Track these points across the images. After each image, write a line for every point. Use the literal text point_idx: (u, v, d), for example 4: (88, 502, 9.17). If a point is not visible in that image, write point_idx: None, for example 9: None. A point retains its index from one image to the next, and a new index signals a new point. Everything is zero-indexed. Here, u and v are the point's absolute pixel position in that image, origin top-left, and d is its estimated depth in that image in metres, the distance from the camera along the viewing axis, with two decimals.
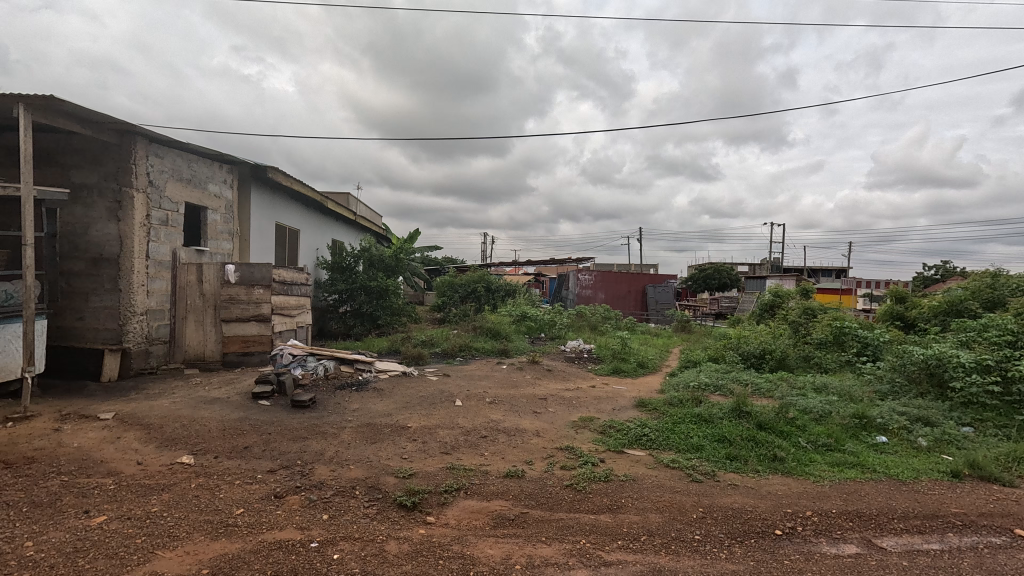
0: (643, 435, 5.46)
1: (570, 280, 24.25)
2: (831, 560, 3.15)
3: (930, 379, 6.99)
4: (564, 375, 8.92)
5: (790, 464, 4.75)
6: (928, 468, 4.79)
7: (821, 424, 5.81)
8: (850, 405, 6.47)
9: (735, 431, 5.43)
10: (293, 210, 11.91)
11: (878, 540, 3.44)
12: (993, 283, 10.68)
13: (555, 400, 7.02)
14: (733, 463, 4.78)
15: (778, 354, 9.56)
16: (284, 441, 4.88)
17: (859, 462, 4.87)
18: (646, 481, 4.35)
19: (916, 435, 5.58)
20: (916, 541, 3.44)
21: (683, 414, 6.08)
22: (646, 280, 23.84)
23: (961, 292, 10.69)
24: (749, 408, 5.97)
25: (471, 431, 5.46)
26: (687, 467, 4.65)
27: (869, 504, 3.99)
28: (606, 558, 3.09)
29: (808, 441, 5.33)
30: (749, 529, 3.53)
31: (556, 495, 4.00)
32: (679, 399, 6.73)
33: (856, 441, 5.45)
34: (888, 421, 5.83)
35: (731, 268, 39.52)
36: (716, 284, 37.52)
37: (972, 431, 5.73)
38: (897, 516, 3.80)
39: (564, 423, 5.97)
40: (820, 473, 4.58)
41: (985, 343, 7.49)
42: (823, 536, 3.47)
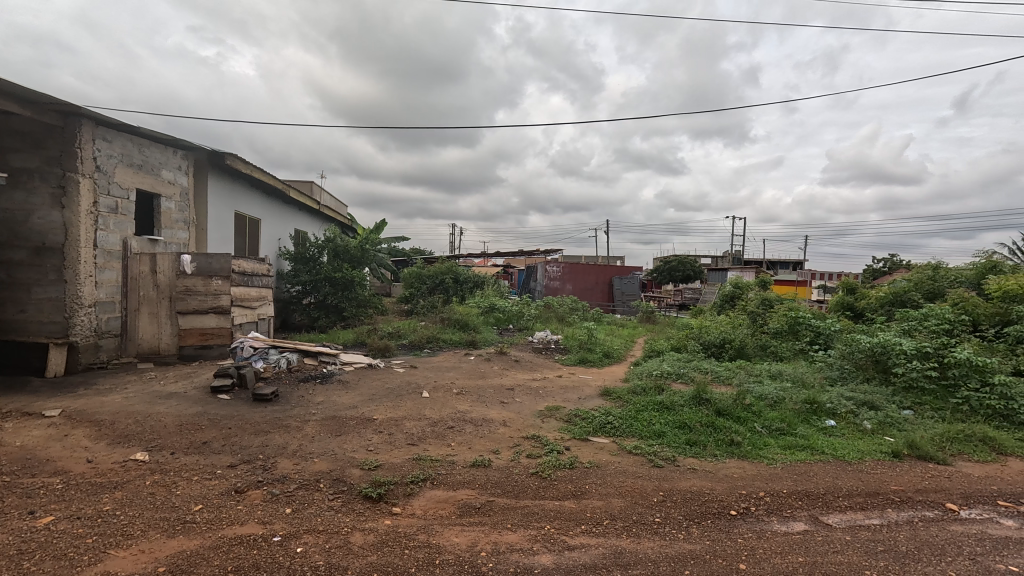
0: (607, 423, 5.58)
1: (538, 272, 24.51)
2: (781, 537, 3.33)
3: (876, 365, 7.41)
4: (532, 365, 9.00)
5: (746, 448, 4.96)
6: (871, 449, 5.08)
7: (776, 410, 6.07)
8: (802, 390, 6.79)
9: (695, 418, 5.62)
10: (253, 198, 11.52)
11: (823, 517, 3.65)
12: (934, 274, 11.31)
13: (522, 390, 7.09)
14: (692, 448, 4.96)
15: (736, 343, 9.90)
16: (245, 435, 4.76)
17: (810, 445, 5.13)
18: (610, 468, 4.46)
19: (862, 418, 5.90)
20: (859, 517, 3.66)
21: (645, 402, 6.25)
22: (613, 272, 24.09)
23: (905, 284, 11.34)
24: (708, 395, 6.18)
25: (438, 422, 5.46)
26: (649, 453, 4.80)
27: (817, 484, 4.22)
28: (569, 543, 3.17)
29: (763, 426, 5.57)
30: (705, 510, 3.69)
31: (521, 483, 4.06)
32: (643, 387, 6.92)
33: (807, 425, 5.73)
34: (837, 406, 6.14)
35: (695, 260, 40.54)
36: (681, 276, 38.62)
37: (913, 414, 6.11)
38: (842, 494, 4.03)
39: (530, 413, 6.04)
40: (773, 456, 4.80)
41: (926, 331, 7.99)
42: (774, 515, 3.65)
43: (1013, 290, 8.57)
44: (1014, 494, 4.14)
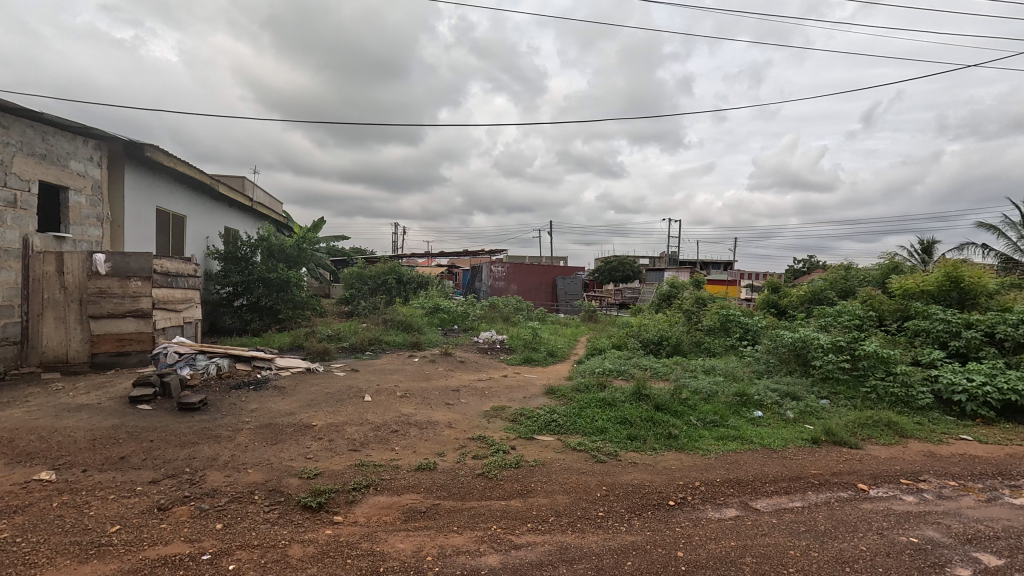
0: (552, 420, 5.67)
1: (482, 272, 24.50)
2: (715, 524, 3.51)
3: (797, 359, 7.98)
4: (476, 366, 8.97)
5: (683, 440, 5.19)
6: (794, 437, 5.47)
7: (709, 403, 6.39)
8: (733, 384, 7.21)
9: (635, 413, 5.82)
10: (177, 193, 10.76)
11: (752, 503, 3.88)
12: (846, 274, 12.34)
13: (467, 391, 7.06)
14: (633, 442, 5.13)
15: (673, 340, 10.36)
16: (169, 448, 4.43)
17: (740, 435, 5.44)
18: (555, 465, 4.53)
19: (786, 408, 6.34)
20: (784, 500, 3.93)
21: (588, 399, 6.40)
22: (557, 272, 24.53)
23: (822, 283, 12.30)
24: (648, 390, 6.42)
25: (382, 426, 5.33)
26: (592, 448, 4.92)
27: (746, 471, 4.48)
28: (515, 542, 3.19)
29: (698, 419, 5.85)
30: (645, 502, 3.82)
31: (467, 485, 4.04)
32: (586, 384, 7.08)
33: (737, 416, 6.08)
34: (763, 398, 6.56)
35: (634, 260, 41.98)
36: (621, 276, 39.85)
37: (829, 403, 6.63)
38: (769, 480, 4.31)
39: (475, 414, 6.03)
40: (707, 447, 5.05)
41: (839, 326, 8.70)
42: (709, 503, 3.85)
43: (911, 288, 9.51)
44: (913, 473, 4.59)
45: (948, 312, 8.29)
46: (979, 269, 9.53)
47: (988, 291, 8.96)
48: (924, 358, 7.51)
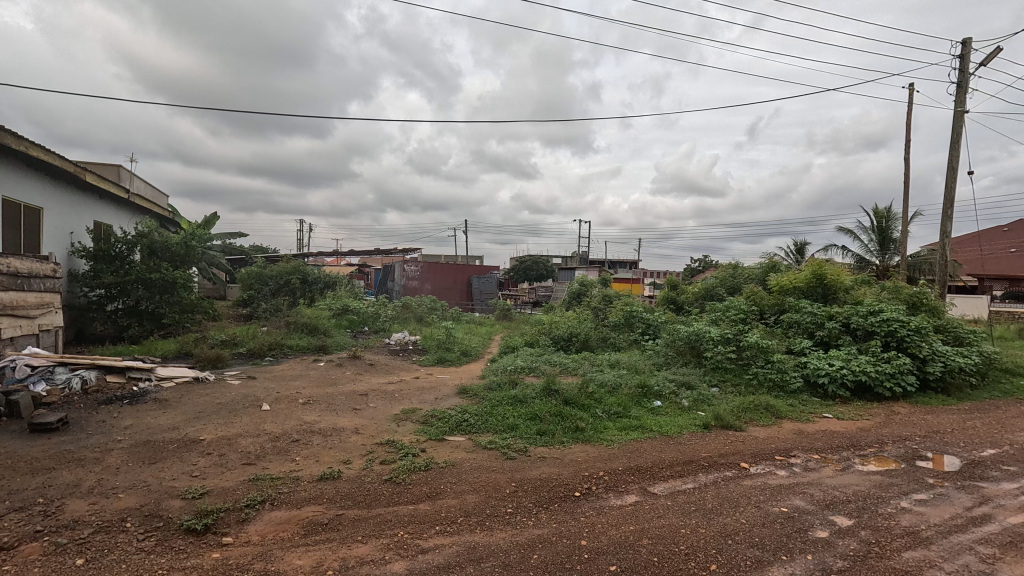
0: (464, 420, 5.65)
1: (394, 272, 23.81)
2: (617, 510, 3.69)
3: (691, 351, 8.63)
4: (387, 368, 8.71)
5: (589, 432, 5.42)
6: (688, 423, 5.91)
7: (614, 395, 6.73)
8: (635, 376, 7.64)
9: (544, 408, 5.97)
10: (30, 182, 9.33)
11: (650, 488, 4.13)
12: (734, 272, 13.57)
13: (376, 395, 6.84)
14: (542, 437, 5.26)
15: (582, 336, 10.80)
16: (17, 477, 3.82)
17: (641, 424, 5.79)
18: (465, 465, 4.52)
19: (681, 397, 6.84)
20: (678, 483, 4.22)
21: (500, 397, 6.47)
22: (471, 272, 24.56)
23: (713, 281, 13.42)
24: (557, 386, 6.62)
25: (281, 436, 5.00)
26: (502, 446, 4.97)
27: (646, 459, 4.77)
28: (423, 546, 3.14)
29: (603, 411, 6.14)
30: (552, 495, 3.93)
31: (374, 491, 3.90)
32: (498, 383, 7.15)
33: (639, 407, 6.46)
34: (662, 388, 7.02)
35: (547, 260, 43.13)
36: (535, 275, 40.72)
37: (718, 391, 7.26)
38: (665, 465, 4.62)
39: (384, 418, 5.85)
40: (611, 437, 5.31)
41: (727, 320, 9.55)
42: (612, 491, 4.04)
43: (785, 285, 10.67)
44: (786, 449, 5.16)
45: (815, 306, 9.41)
46: (838, 267, 10.92)
47: (845, 287, 10.29)
48: (795, 347, 8.47)
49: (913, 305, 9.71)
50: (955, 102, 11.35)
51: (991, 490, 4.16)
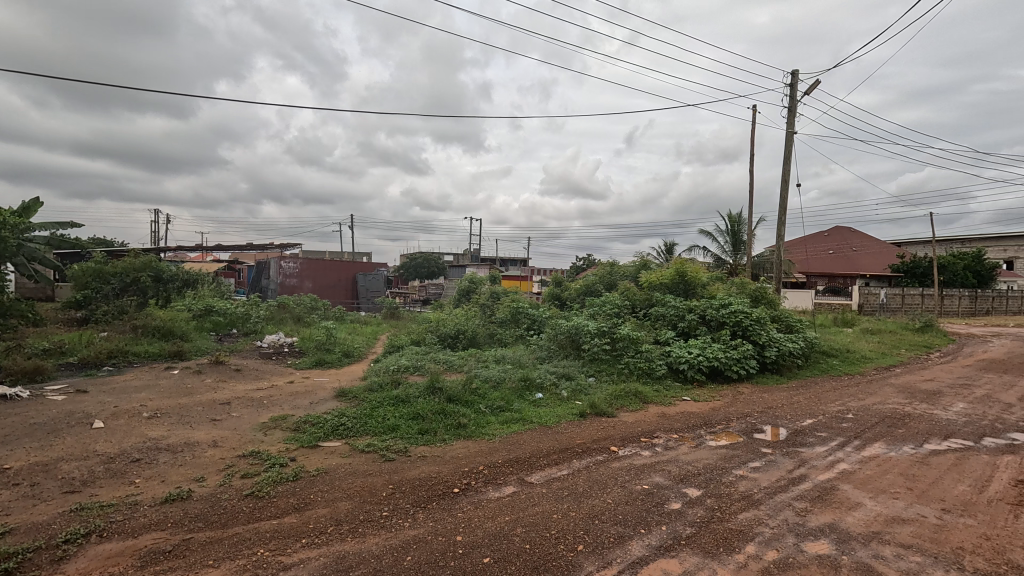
0: (341, 424, 5.38)
1: (270, 269, 21.79)
2: (494, 503, 3.74)
3: (571, 344, 9.09)
4: (256, 374, 8.00)
5: (471, 428, 5.45)
6: (566, 413, 6.22)
7: (497, 390, 6.85)
8: (519, 370, 7.86)
9: (427, 406, 5.89)
10: None
11: (528, 477, 4.26)
12: (611, 269, 14.55)
13: (241, 403, 6.23)
14: (424, 436, 5.18)
15: (469, 333, 10.87)
16: None
17: (522, 416, 5.96)
18: (339, 471, 4.29)
19: (561, 388, 7.17)
20: (553, 471, 4.41)
21: (382, 398, 6.26)
22: (357, 269, 23.51)
23: (593, 278, 14.28)
24: (441, 383, 6.56)
25: (117, 457, 4.34)
26: (381, 448, 4.81)
27: (525, 450, 4.92)
28: (287, 562, 2.91)
29: (486, 406, 6.22)
30: (430, 494, 3.88)
31: (231, 509, 3.55)
32: (380, 383, 6.90)
33: (521, 400, 6.64)
34: (543, 381, 7.29)
35: (438, 257, 42.70)
36: (426, 273, 40.06)
37: (594, 380, 7.73)
38: (542, 454, 4.80)
39: (249, 428, 5.35)
40: (493, 431, 5.40)
41: (603, 314, 10.20)
42: (490, 484, 4.10)
43: (654, 281, 11.68)
44: (650, 431, 5.64)
45: (678, 300, 10.42)
46: (698, 265, 12.21)
47: (702, 283, 11.54)
48: (661, 338, 9.29)
49: (755, 298, 11.18)
50: (786, 124, 13.27)
51: (807, 454, 4.92)
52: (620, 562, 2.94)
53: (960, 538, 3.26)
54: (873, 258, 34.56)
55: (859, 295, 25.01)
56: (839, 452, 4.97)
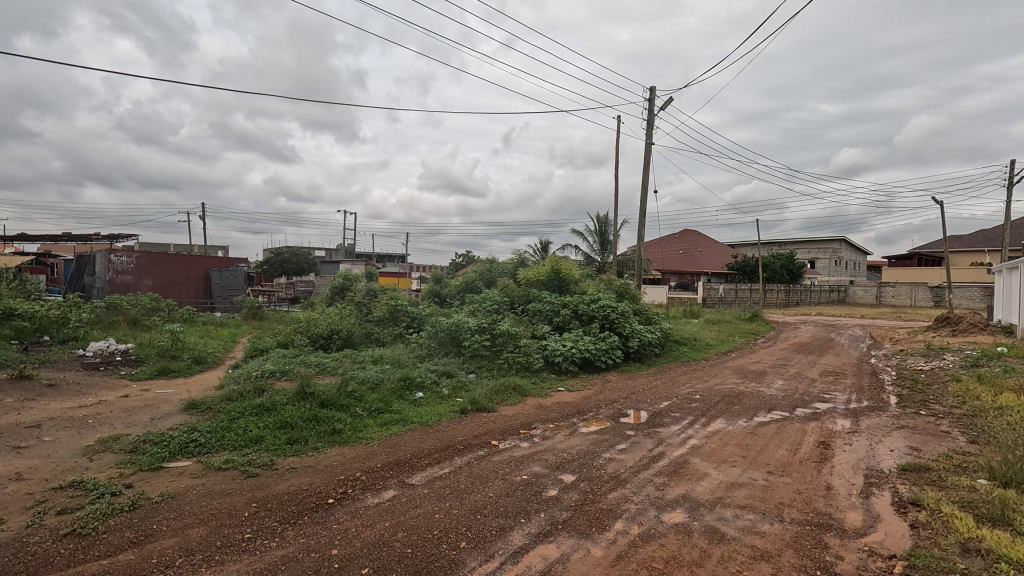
0: (192, 440, 4.74)
1: (95, 263, 18.35)
2: (373, 510, 3.58)
3: (452, 341, 9.06)
4: (78, 389, 6.73)
5: (347, 433, 5.17)
6: (447, 410, 6.19)
7: (375, 392, 6.58)
8: (398, 370, 7.63)
9: (297, 414, 5.45)
10: None
11: (408, 480, 4.15)
12: (491, 265, 14.80)
13: (57, 425, 5.20)
14: (293, 446, 4.79)
15: (344, 333, 10.31)
16: None
17: (402, 417, 5.80)
18: (190, 494, 3.78)
19: (442, 386, 7.12)
20: (435, 470, 4.35)
21: (243, 408, 5.65)
22: (210, 264, 20.99)
23: (473, 275, 14.41)
24: (312, 388, 6.11)
25: None
26: (242, 463, 4.34)
27: (405, 451, 4.79)
28: None
29: (363, 409, 5.94)
30: (301, 508, 3.59)
31: (43, 554, 2.93)
32: (240, 391, 6.23)
33: (400, 400, 6.46)
34: (424, 379, 7.17)
35: (308, 252, 39.78)
36: (293, 269, 37.02)
37: (475, 376, 7.80)
38: (423, 455, 4.71)
39: (68, 453, 4.48)
40: (371, 435, 5.18)
41: (483, 311, 10.33)
42: (368, 490, 3.92)
43: (531, 278, 12.12)
44: (528, 423, 5.85)
45: (553, 296, 10.94)
46: (570, 263, 12.95)
47: (575, 279, 12.25)
48: (538, 332, 9.68)
49: (620, 293, 12.18)
50: (645, 135, 14.62)
51: (664, 433, 5.49)
52: (502, 554, 3.00)
53: (781, 494, 3.87)
54: (714, 258, 39.65)
55: (703, 290, 28.51)
56: (690, 430, 5.61)
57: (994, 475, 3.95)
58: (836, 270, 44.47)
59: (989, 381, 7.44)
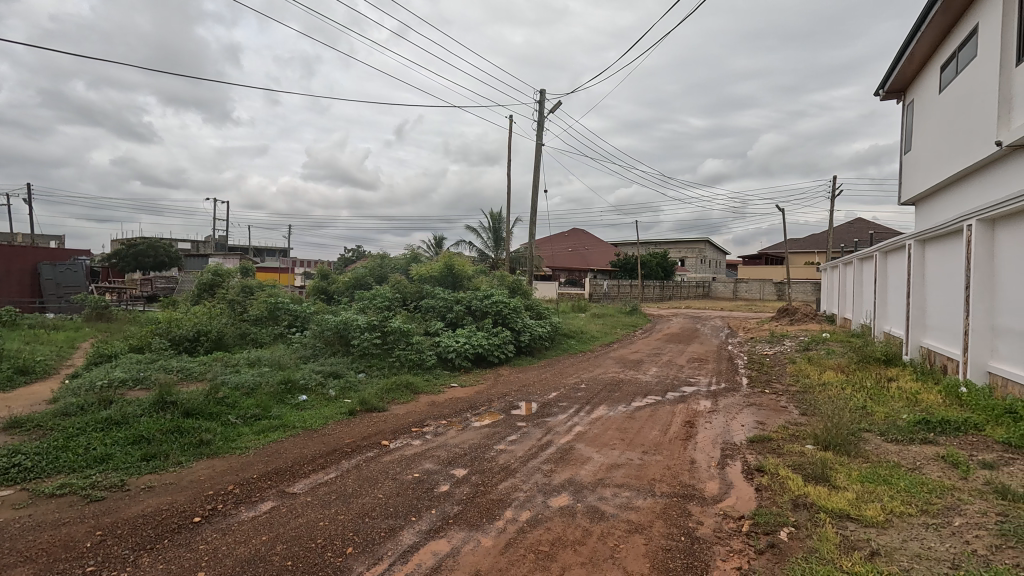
0: (13, 466, 3.98)
1: None
2: (247, 524, 3.30)
3: (339, 340, 8.63)
4: None
5: (217, 444, 4.69)
6: (333, 412, 5.89)
7: (251, 397, 6.05)
8: (277, 372, 7.09)
9: (155, 426, 4.83)
10: None
11: (289, 488, 3.89)
12: (382, 260, 14.32)
13: None
14: (150, 463, 4.25)
15: (214, 334, 9.35)
16: None
17: (283, 423, 5.41)
18: (9, 529, 3.17)
19: (328, 388, 6.76)
20: (319, 476, 4.12)
21: (84, 423, 4.88)
22: (40, 256, 17.72)
23: (363, 271, 13.85)
24: (174, 396, 5.45)
25: None
26: (82, 487, 3.74)
27: (286, 459, 4.47)
28: None
29: (237, 417, 5.44)
30: (160, 531, 3.20)
31: None
32: (81, 404, 5.37)
33: (281, 405, 6.01)
34: (308, 381, 6.74)
35: (169, 244, 35.22)
36: (150, 262, 32.50)
37: (364, 376, 7.52)
38: (307, 461, 4.44)
39: None
40: (246, 444, 4.76)
41: (374, 308, 9.97)
42: (242, 504, 3.60)
43: (424, 274, 11.93)
44: (420, 420, 5.78)
45: (446, 292, 10.88)
46: (464, 259, 12.99)
47: (468, 276, 12.31)
48: (431, 329, 9.58)
49: (513, 289, 12.49)
50: (536, 136, 15.11)
51: (552, 422, 5.75)
52: (391, 555, 2.93)
53: (653, 471, 4.25)
54: (600, 257, 42.18)
55: (590, 285, 30.20)
56: (576, 418, 5.94)
57: (818, 440, 4.70)
58: (702, 268, 49.70)
59: (816, 362, 8.83)
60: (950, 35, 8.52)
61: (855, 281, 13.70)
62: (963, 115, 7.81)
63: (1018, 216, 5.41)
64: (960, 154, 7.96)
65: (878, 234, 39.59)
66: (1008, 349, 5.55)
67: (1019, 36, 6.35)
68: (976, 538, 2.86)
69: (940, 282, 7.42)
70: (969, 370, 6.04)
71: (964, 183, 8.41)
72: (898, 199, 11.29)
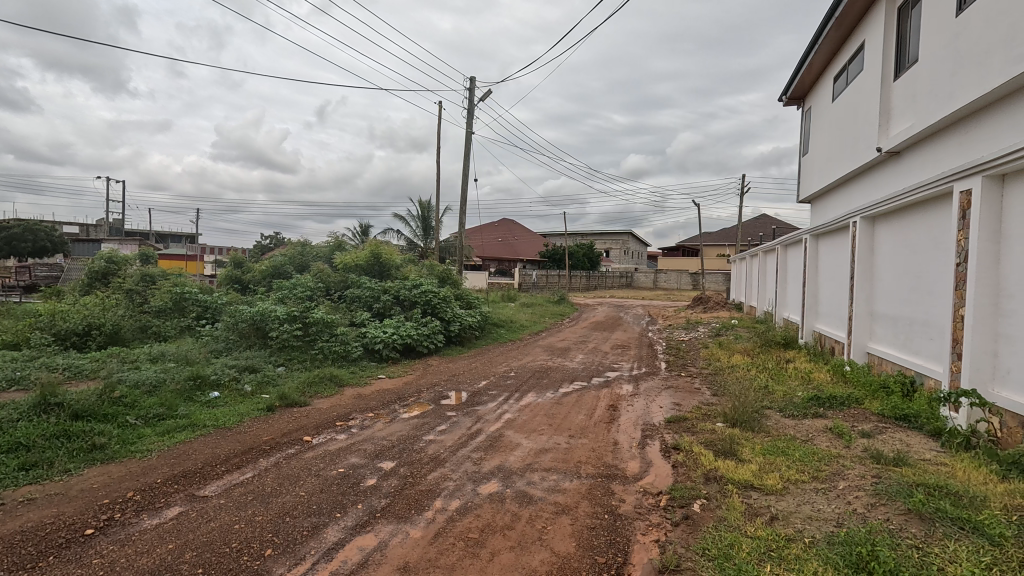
0: None
1: None
2: (149, 534, 3.02)
3: (256, 332, 8.10)
4: None
5: (113, 448, 4.26)
6: (249, 409, 5.54)
7: (154, 395, 5.54)
8: (184, 368, 6.53)
9: (36, 431, 4.28)
10: None
11: (199, 492, 3.61)
12: (303, 248, 13.60)
13: None
14: (32, 472, 3.78)
15: (108, 328, 8.44)
16: None
17: (191, 422, 5.01)
18: None
19: (243, 383, 6.34)
20: (233, 477, 3.86)
21: None
22: None
23: (282, 259, 13.10)
24: (59, 397, 4.85)
25: None
26: None
27: (195, 460, 4.15)
28: None
29: (137, 417, 4.97)
30: (42, 548, 2.85)
31: None
32: None
33: (189, 403, 5.56)
34: (220, 376, 6.29)
35: (50, 226, 31.07)
36: (26, 247, 28.59)
37: (284, 369, 7.14)
38: (219, 461, 4.14)
39: None
40: (148, 447, 4.37)
41: (294, 298, 9.46)
42: (144, 512, 3.29)
43: (349, 263, 11.48)
44: (345, 414, 5.58)
45: (372, 282, 10.52)
46: (391, 247, 12.61)
47: (396, 265, 12.00)
48: (357, 319, 9.27)
49: (443, 279, 12.35)
50: (467, 124, 14.92)
51: (482, 411, 5.78)
52: (315, 553, 2.82)
53: (579, 454, 4.41)
54: (529, 247, 42.75)
55: (520, 275, 30.55)
56: (505, 405, 6.01)
57: (727, 418, 5.09)
58: (625, 259, 51.87)
59: (725, 346, 9.55)
60: (842, 48, 9.37)
61: (760, 272, 14.90)
62: (852, 123, 8.64)
63: (894, 214, 6.09)
64: (847, 158, 8.85)
65: (780, 229, 43.38)
66: (883, 331, 6.29)
67: (898, 54, 7.11)
68: (856, 498, 3.24)
69: (830, 273, 8.25)
70: (852, 351, 6.78)
71: (851, 184, 9.35)
72: (797, 197, 12.37)
